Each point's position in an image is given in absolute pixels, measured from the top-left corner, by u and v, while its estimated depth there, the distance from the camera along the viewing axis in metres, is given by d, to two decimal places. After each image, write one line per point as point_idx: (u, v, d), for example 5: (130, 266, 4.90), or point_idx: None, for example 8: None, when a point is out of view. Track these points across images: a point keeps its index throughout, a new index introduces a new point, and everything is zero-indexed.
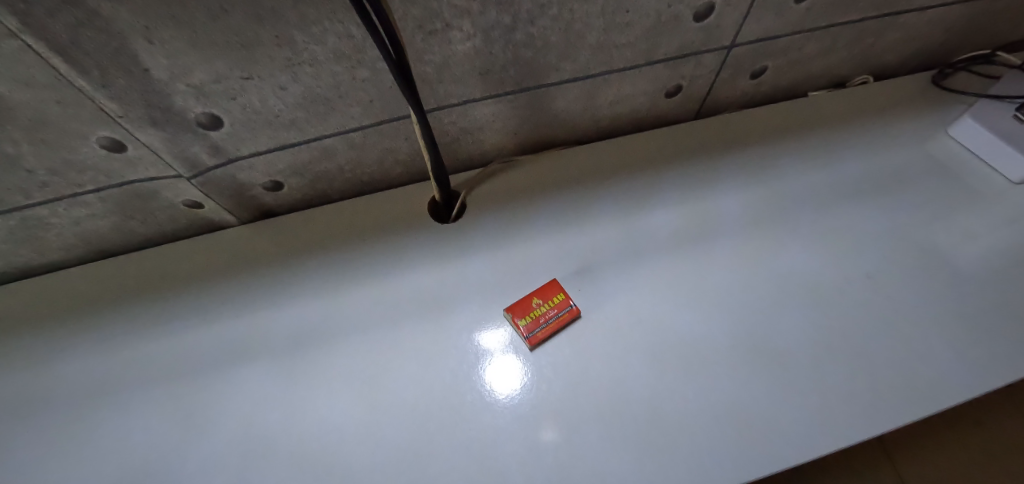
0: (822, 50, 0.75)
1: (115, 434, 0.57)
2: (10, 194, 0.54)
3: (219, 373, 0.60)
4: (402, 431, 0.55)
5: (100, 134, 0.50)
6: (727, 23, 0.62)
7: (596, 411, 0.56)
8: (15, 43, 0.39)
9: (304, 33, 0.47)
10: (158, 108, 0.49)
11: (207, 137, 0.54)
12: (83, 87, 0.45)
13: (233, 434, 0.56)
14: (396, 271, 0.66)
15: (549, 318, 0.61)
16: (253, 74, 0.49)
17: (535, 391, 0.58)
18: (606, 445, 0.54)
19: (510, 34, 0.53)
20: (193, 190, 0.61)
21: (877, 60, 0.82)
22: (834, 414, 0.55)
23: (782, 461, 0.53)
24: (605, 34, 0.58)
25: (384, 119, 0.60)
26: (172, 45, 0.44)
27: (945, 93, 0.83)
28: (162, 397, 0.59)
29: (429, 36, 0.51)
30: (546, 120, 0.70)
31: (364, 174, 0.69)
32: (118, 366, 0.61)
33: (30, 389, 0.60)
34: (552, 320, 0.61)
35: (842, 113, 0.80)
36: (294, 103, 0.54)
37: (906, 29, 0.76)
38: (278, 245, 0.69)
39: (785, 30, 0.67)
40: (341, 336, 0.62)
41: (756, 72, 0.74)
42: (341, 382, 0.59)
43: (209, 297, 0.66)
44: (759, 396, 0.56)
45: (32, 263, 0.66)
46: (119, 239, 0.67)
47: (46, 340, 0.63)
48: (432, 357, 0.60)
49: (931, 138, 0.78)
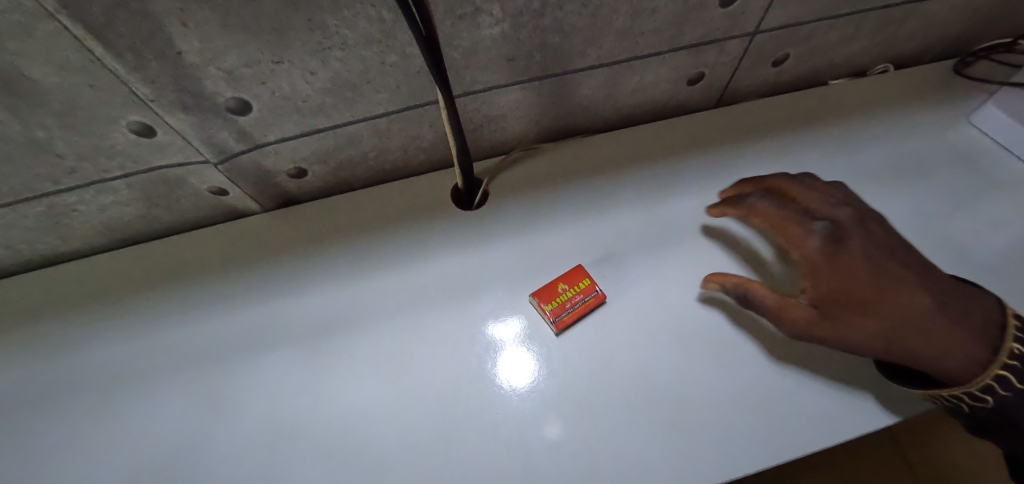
0: (844, 38, 0.74)
1: (144, 418, 0.57)
2: (39, 181, 0.54)
3: (245, 359, 0.61)
4: (428, 413, 0.56)
5: (130, 119, 0.50)
6: (752, 9, 0.62)
7: (623, 398, 0.56)
8: (52, 25, 0.38)
9: (336, 16, 0.46)
10: (189, 92, 0.49)
11: (235, 122, 0.54)
12: (117, 71, 0.44)
13: (262, 419, 0.57)
14: (420, 258, 0.67)
15: (574, 304, 0.61)
16: (284, 59, 0.49)
17: (561, 376, 0.58)
18: (632, 428, 0.54)
19: (539, 18, 0.53)
20: (218, 176, 0.61)
21: (898, 48, 0.82)
22: (860, 399, 0.56)
23: (810, 444, 0.53)
24: (632, 19, 0.57)
25: (409, 105, 0.61)
26: (205, 28, 0.43)
27: (967, 82, 0.83)
28: (189, 383, 0.59)
29: (459, 21, 0.50)
30: (567, 109, 0.70)
31: (387, 161, 0.69)
32: (144, 352, 0.61)
33: (57, 376, 0.60)
34: (577, 305, 0.61)
35: (863, 102, 0.80)
36: (322, 88, 0.54)
37: (928, 16, 0.76)
38: (301, 233, 0.69)
39: (810, 16, 0.67)
40: (366, 322, 0.62)
41: (777, 60, 0.74)
42: (368, 366, 0.59)
43: (235, 284, 0.66)
44: (783, 383, 0.57)
45: (57, 250, 0.66)
46: (143, 226, 0.67)
47: (70, 326, 0.64)
48: (458, 344, 0.60)
49: (952, 126, 0.78)
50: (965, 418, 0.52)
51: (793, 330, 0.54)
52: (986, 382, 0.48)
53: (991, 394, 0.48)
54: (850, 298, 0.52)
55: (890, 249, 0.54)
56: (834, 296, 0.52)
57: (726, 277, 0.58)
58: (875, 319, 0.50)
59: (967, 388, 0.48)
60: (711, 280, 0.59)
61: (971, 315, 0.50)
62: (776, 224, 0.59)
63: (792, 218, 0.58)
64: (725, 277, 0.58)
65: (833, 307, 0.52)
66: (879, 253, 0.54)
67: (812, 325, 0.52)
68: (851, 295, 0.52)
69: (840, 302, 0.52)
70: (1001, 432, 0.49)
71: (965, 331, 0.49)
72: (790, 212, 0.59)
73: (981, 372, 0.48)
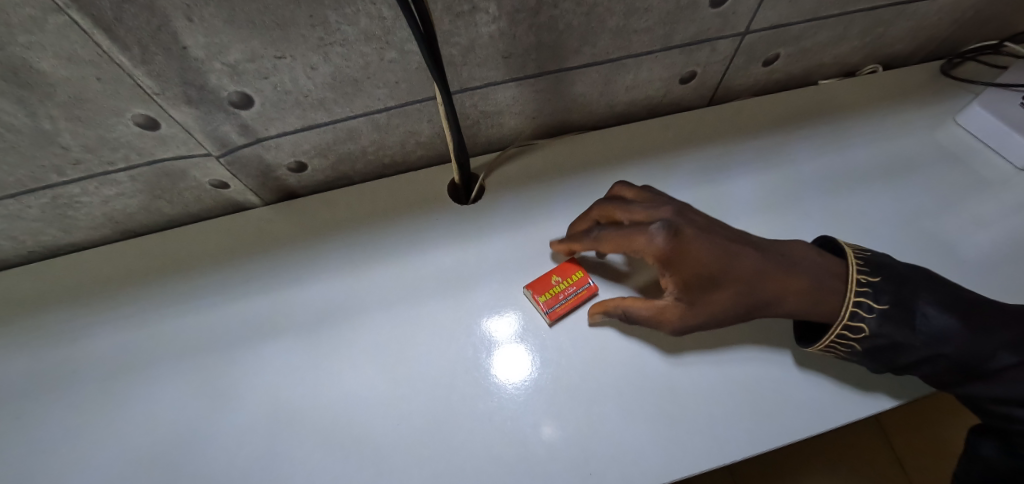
0: (833, 38, 0.76)
1: (146, 405, 0.58)
2: (44, 172, 0.55)
3: (246, 348, 0.62)
4: (425, 401, 0.57)
5: (135, 112, 0.51)
6: (743, 10, 0.64)
7: (615, 386, 0.58)
8: (62, 19, 0.40)
9: (337, 13, 0.48)
10: (194, 86, 0.50)
11: (238, 116, 0.56)
12: (124, 64, 0.46)
13: (262, 406, 0.58)
14: (418, 250, 0.68)
15: (567, 295, 0.62)
16: (286, 54, 0.50)
17: (555, 365, 0.59)
18: (624, 415, 0.56)
19: (534, 17, 0.55)
20: (220, 169, 0.63)
21: (886, 48, 0.84)
22: (841, 389, 0.59)
23: (795, 432, 0.56)
24: (625, 18, 0.59)
25: (408, 101, 0.62)
26: (210, 23, 0.45)
27: (954, 82, 0.85)
28: (191, 371, 0.61)
29: (457, 18, 0.52)
30: (563, 105, 0.72)
31: (386, 156, 0.71)
32: (147, 341, 0.63)
33: (61, 364, 0.61)
34: (570, 297, 0.62)
35: (853, 101, 0.82)
36: (324, 83, 0.55)
37: (915, 18, 0.78)
38: (301, 226, 0.71)
39: (799, 17, 0.69)
40: (364, 312, 0.64)
41: (768, 59, 0.76)
42: (366, 355, 0.61)
43: (235, 275, 0.67)
44: (770, 372, 0.59)
45: (60, 242, 0.67)
46: (146, 218, 0.68)
47: (74, 316, 0.65)
48: (454, 334, 0.62)
49: (939, 126, 0.80)
50: (870, 360, 0.54)
51: (678, 328, 0.55)
52: (851, 310, 0.52)
53: (864, 322, 0.52)
54: (705, 282, 0.53)
55: (712, 233, 0.55)
56: (698, 282, 0.53)
57: (612, 301, 0.58)
58: (734, 286, 0.53)
59: (840, 325, 0.52)
60: (596, 313, 0.60)
61: (789, 253, 0.56)
62: (623, 240, 0.56)
63: (631, 230, 0.56)
64: (599, 304, 0.59)
65: (694, 293, 0.53)
66: (705, 238, 0.54)
67: (688, 317, 0.54)
68: (699, 276, 0.53)
69: (697, 290, 0.53)
70: (900, 361, 0.52)
71: (799, 270, 0.54)
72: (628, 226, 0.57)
73: (844, 301, 0.53)
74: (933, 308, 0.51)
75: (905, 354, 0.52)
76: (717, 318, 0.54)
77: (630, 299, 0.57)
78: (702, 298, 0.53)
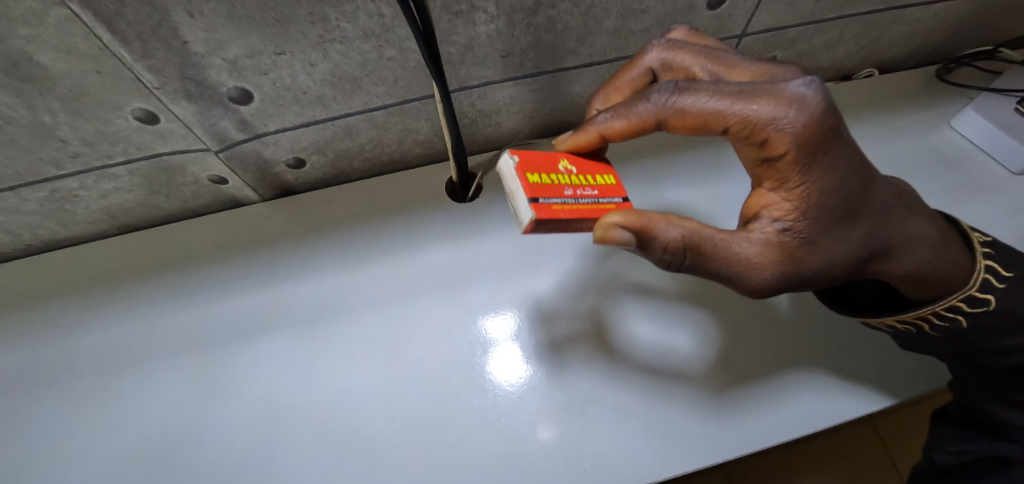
0: (829, 42, 0.77)
1: (141, 399, 0.59)
2: (42, 165, 0.55)
3: (241, 343, 0.62)
4: (420, 398, 0.57)
5: (135, 106, 0.51)
6: (739, 12, 0.64)
7: (609, 384, 0.58)
8: (63, 12, 0.40)
9: (336, 10, 0.48)
10: (193, 81, 0.51)
11: (237, 112, 0.56)
12: (124, 58, 0.46)
13: (257, 401, 0.58)
14: (415, 247, 0.68)
15: (580, 199, 0.44)
16: (286, 50, 0.51)
17: (550, 363, 0.59)
18: (617, 414, 0.56)
19: (532, 17, 0.55)
20: (218, 165, 0.63)
21: (882, 53, 0.84)
22: (833, 390, 0.59)
23: (788, 432, 0.56)
24: (622, 20, 0.60)
25: (406, 99, 0.63)
26: (211, 18, 0.45)
27: (949, 87, 0.86)
28: (185, 366, 0.61)
29: (455, 17, 0.52)
30: (560, 105, 0.72)
31: (384, 153, 0.71)
32: (143, 335, 0.63)
33: (56, 357, 0.61)
34: (583, 202, 0.44)
35: (849, 104, 0.82)
36: (323, 80, 0.56)
37: (910, 22, 0.79)
38: (298, 222, 0.71)
39: (795, 21, 0.69)
40: (360, 308, 0.64)
41: (765, 62, 0.77)
42: (362, 351, 0.61)
43: (232, 270, 0.68)
44: (762, 371, 0.60)
45: (57, 236, 0.67)
46: (143, 213, 0.68)
47: (69, 310, 0.65)
48: (449, 331, 0.62)
49: (934, 130, 0.81)
50: (954, 342, 0.53)
51: (761, 284, 0.44)
52: (982, 278, 0.50)
53: (989, 293, 0.50)
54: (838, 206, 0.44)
55: (859, 156, 0.45)
56: (820, 218, 0.43)
57: (667, 223, 0.42)
58: (854, 228, 0.45)
59: (968, 291, 0.50)
60: (615, 228, 0.40)
61: (907, 199, 0.51)
62: (751, 98, 0.41)
63: (759, 91, 0.41)
64: (635, 216, 0.41)
65: (818, 217, 0.43)
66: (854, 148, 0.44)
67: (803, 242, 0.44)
68: (820, 211, 0.43)
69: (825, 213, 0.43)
70: (993, 342, 0.51)
71: (910, 218, 0.49)
72: (755, 85, 0.42)
73: (971, 273, 0.51)
74: None
75: (1011, 336, 0.50)
76: (814, 267, 0.45)
77: (694, 226, 0.42)
78: (810, 241, 0.44)
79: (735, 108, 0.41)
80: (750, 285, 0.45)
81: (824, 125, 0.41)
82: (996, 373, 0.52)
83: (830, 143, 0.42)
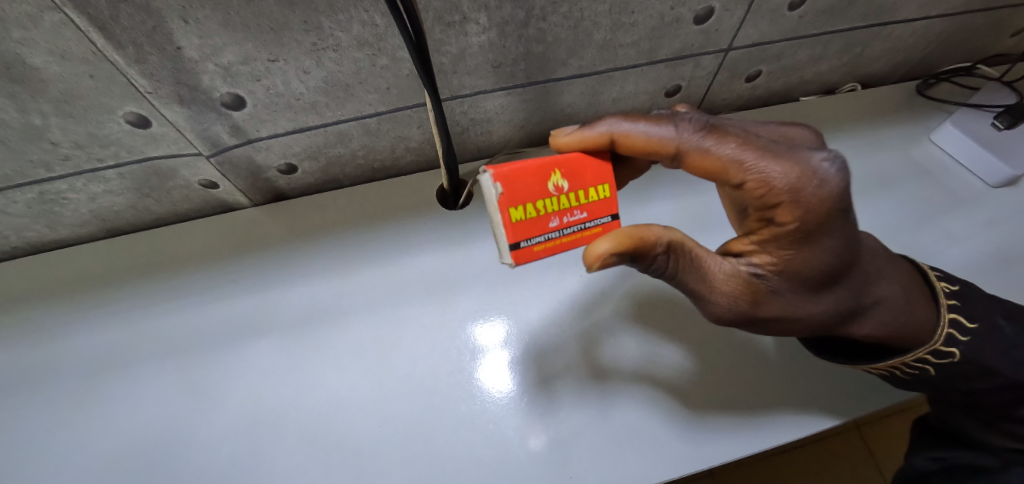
0: (813, 56, 0.79)
1: (125, 404, 0.58)
2: (32, 167, 0.55)
3: (228, 348, 0.62)
4: (408, 405, 0.57)
5: (127, 110, 0.52)
6: (725, 27, 0.66)
7: (597, 391, 0.58)
8: (57, 16, 0.40)
9: (330, 19, 0.49)
10: (186, 86, 0.51)
11: (230, 117, 0.56)
12: (117, 62, 0.46)
13: (243, 408, 0.58)
14: (406, 253, 0.69)
15: (564, 231, 0.43)
16: (280, 57, 0.51)
17: (539, 369, 0.60)
18: (604, 420, 0.57)
19: (524, 28, 0.56)
20: (210, 169, 0.63)
21: (865, 68, 0.87)
22: (816, 397, 0.60)
23: (772, 438, 0.57)
24: (612, 33, 0.61)
25: (399, 107, 0.64)
26: (205, 25, 0.46)
27: (929, 102, 0.88)
28: (171, 371, 0.60)
29: (448, 28, 0.53)
30: (551, 115, 0.73)
31: (376, 160, 0.72)
32: (129, 339, 0.62)
33: (39, 361, 0.61)
34: (567, 232, 0.43)
35: (832, 117, 0.85)
36: (316, 87, 0.56)
37: (890, 39, 0.81)
38: (289, 227, 0.71)
39: (780, 36, 0.71)
40: (348, 313, 0.64)
41: (751, 76, 0.78)
42: (350, 357, 0.61)
43: (221, 274, 0.67)
44: (748, 379, 0.60)
45: (44, 238, 0.67)
46: (133, 216, 0.68)
47: (55, 313, 0.64)
48: (439, 336, 0.62)
49: (914, 144, 0.83)
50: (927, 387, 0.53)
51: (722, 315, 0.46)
52: (947, 332, 0.50)
53: (955, 345, 0.50)
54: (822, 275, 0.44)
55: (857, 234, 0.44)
56: (798, 284, 0.44)
57: (657, 232, 0.42)
58: (830, 297, 0.46)
59: (932, 347, 0.50)
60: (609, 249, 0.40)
61: (880, 264, 0.51)
62: (772, 159, 0.41)
63: (782, 154, 0.41)
64: (628, 232, 0.41)
65: (794, 285, 0.44)
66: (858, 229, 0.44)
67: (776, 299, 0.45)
68: (802, 282, 0.44)
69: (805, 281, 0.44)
70: (966, 387, 0.51)
71: (881, 283, 0.50)
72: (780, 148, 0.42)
73: (938, 328, 0.50)
74: (1009, 328, 0.51)
75: (979, 380, 0.50)
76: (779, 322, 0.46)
77: (679, 235, 0.43)
78: (785, 300, 0.45)
79: (753, 166, 0.41)
80: (713, 314, 0.46)
81: (834, 205, 0.41)
82: (967, 403, 0.53)
83: (843, 225, 0.42)
